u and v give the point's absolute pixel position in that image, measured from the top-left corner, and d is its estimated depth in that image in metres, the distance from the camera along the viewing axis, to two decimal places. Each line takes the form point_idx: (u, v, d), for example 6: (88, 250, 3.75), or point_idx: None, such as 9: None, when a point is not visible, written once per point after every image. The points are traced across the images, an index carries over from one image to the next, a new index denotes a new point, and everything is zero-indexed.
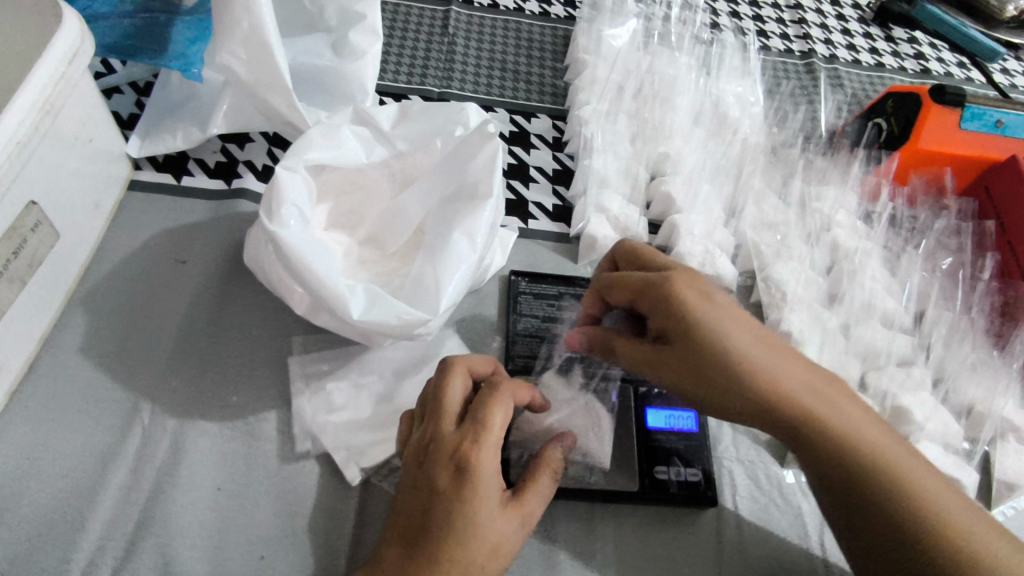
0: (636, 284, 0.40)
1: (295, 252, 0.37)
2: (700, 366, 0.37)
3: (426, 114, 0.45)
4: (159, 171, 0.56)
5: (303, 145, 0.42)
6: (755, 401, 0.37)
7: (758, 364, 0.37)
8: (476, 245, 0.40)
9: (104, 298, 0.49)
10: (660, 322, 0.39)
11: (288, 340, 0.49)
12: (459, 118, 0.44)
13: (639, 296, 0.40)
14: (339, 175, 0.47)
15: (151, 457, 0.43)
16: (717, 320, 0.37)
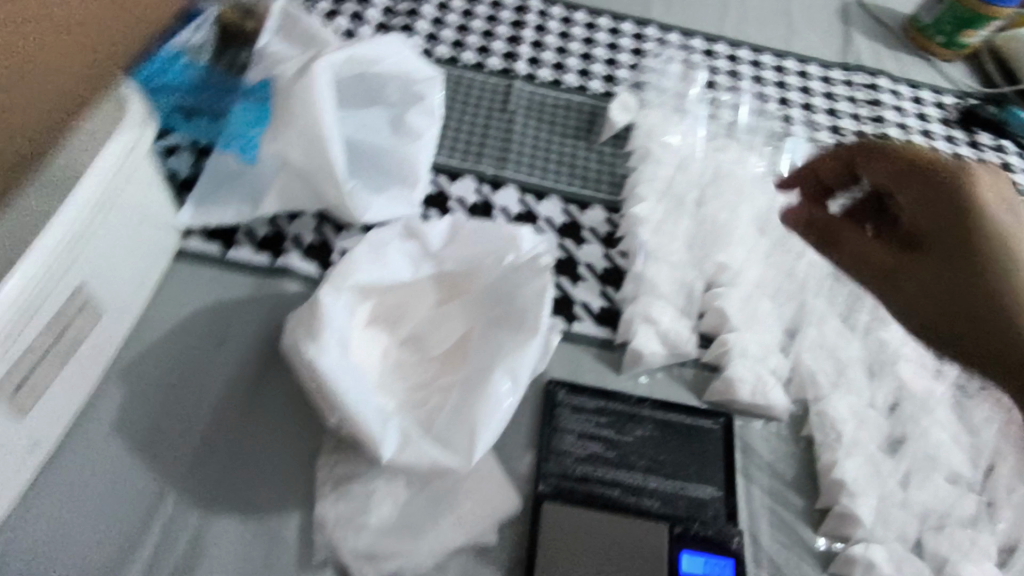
0: (888, 151, 0.47)
1: (330, 380, 0.37)
2: (957, 246, 0.44)
3: (478, 235, 0.45)
4: (208, 239, 0.56)
5: (348, 265, 0.41)
6: (998, 296, 0.44)
7: (998, 208, 0.44)
8: (520, 390, 0.38)
9: (142, 372, 0.49)
10: (919, 197, 0.45)
11: (313, 442, 0.48)
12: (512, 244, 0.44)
13: (908, 157, 0.46)
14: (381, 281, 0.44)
15: (171, 552, 0.44)
16: (982, 225, 0.44)
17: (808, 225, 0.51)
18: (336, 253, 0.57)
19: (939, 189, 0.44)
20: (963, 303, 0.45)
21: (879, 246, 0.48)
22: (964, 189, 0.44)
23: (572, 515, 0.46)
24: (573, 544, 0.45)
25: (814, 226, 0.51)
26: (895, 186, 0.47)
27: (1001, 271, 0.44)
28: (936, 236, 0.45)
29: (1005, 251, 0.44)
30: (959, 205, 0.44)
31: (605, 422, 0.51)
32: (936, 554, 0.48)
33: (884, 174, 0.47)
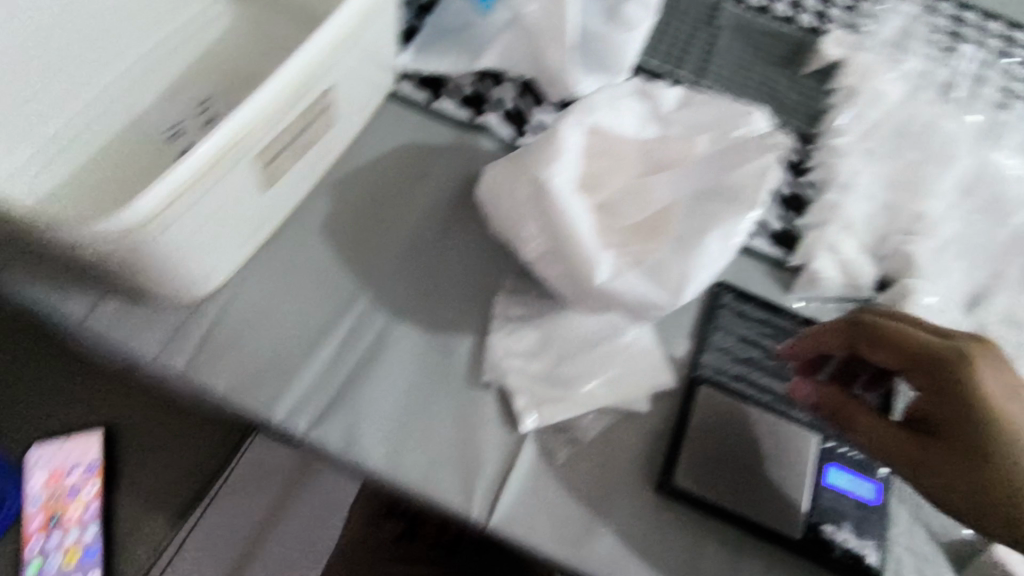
0: (901, 329, 0.42)
1: (558, 199, 0.39)
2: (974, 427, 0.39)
3: (705, 108, 0.45)
4: (417, 88, 0.59)
5: (588, 106, 0.43)
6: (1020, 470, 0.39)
7: None
8: (732, 248, 0.39)
9: (350, 186, 0.53)
10: (942, 382, 0.40)
11: (492, 282, 0.50)
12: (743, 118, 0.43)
13: (917, 353, 0.41)
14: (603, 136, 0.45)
15: (359, 342, 0.47)
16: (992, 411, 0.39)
17: (817, 406, 0.43)
18: (530, 124, 0.58)
19: (939, 373, 0.40)
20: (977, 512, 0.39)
21: (896, 432, 0.41)
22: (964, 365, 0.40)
23: (725, 402, 0.47)
24: (723, 428, 0.46)
25: (824, 407, 0.43)
26: (908, 371, 0.41)
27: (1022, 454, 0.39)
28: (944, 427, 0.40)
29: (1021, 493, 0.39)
30: (976, 417, 0.39)
31: (767, 332, 0.52)
32: None
33: (888, 353, 0.42)
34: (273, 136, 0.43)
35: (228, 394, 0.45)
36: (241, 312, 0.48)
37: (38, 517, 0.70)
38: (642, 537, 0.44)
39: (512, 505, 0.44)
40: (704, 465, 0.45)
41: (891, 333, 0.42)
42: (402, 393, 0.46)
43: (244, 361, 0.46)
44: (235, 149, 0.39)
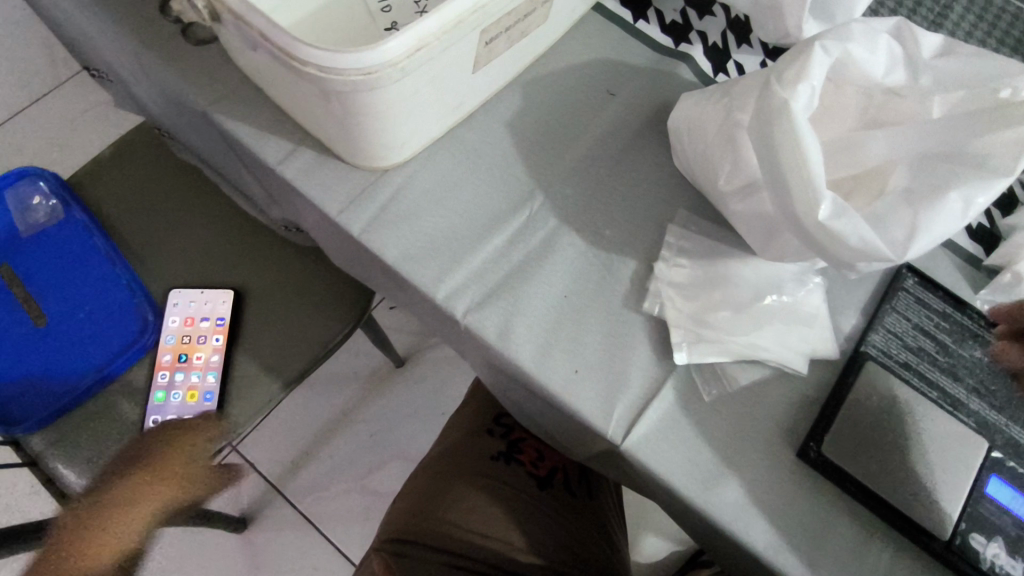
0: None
1: (794, 125, 0.36)
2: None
3: (976, 60, 0.40)
4: (623, 5, 0.57)
5: (845, 32, 0.39)
6: None
7: None
8: (968, 217, 0.37)
9: (540, 91, 0.53)
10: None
11: (667, 212, 0.49)
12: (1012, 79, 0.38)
13: None
14: (834, 75, 0.41)
15: (528, 240, 0.47)
16: None
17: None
18: (732, 63, 0.55)
19: None
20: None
21: None
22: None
23: (892, 384, 0.44)
24: (887, 409, 0.43)
25: None
26: None
27: None
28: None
29: None
30: None
31: (947, 326, 0.47)
32: None
33: None
34: (504, 14, 0.42)
35: (397, 261, 0.46)
36: (422, 187, 0.48)
37: (170, 353, 0.72)
38: (777, 499, 0.42)
39: (651, 432, 0.43)
40: (858, 443, 0.43)
41: None
42: (561, 298, 0.46)
43: (417, 233, 0.47)
44: (478, 14, 0.39)
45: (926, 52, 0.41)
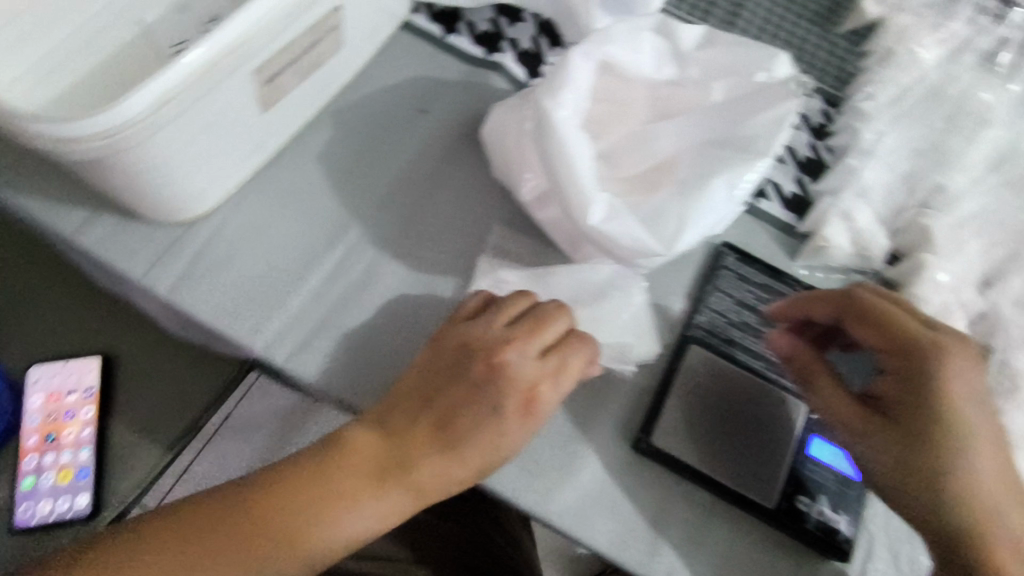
0: (882, 306, 0.39)
1: (557, 137, 0.37)
2: (913, 409, 0.37)
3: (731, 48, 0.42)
4: (432, 20, 0.57)
5: (602, 36, 0.40)
6: (965, 488, 0.36)
7: (987, 456, 0.36)
8: (733, 200, 0.38)
9: (350, 118, 0.52)
10: (909, 368, 0.38)
11: (488, 223, 0.49)
12: (765, 64, 0.40)
13: (899, 341, 0.38)
14: (607, 79, 0.43)
15: (346, 274, 0.46)
16: (969, 425, 0.36)
17: (790, 360, 0.43)
18: (546, 66, 0.56)
19: (917, 372, 0.37)
20: (912, 492, 0.36)
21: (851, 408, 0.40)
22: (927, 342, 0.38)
23: (712, 364, 0.47)
24: (708, 392, 0.45)
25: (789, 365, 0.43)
26: (886, 354, 0.39)
27: (972, 481, 0.36)
28: (894, 403, 0.38)
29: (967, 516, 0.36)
30: (945, 423, 0.36)
31: (766, 298, 0.50)
32: None
33: (869, 332, 0.40)
34: (276, 53, 0.41)
35: (209, 317, 0.44)
36: (231, 235, 0.47)
37: (35, 435, 0.66)
38: (612, 492, 0.44)
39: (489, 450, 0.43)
40: (687, 428, 0.45)
41: (869, 306, 0.40)
42: (383, 330, 0.45)
43: (228, 284, 0.45)
44: (231, 58, 0.37)
45: (688, 46, 0.43)
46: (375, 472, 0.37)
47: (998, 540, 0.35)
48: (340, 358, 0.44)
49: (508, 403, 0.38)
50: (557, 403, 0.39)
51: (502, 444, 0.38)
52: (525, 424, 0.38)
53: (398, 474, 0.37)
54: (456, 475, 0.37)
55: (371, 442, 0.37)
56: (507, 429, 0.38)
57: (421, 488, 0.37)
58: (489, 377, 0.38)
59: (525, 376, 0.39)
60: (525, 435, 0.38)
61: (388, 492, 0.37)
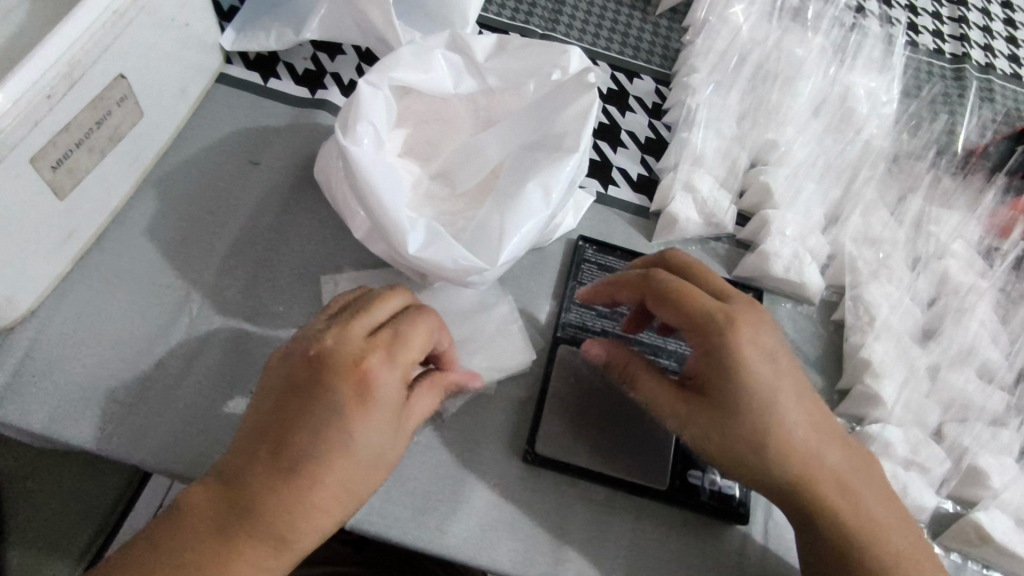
0: (676, 286, 0.39)
1: (361, 173, 0.36)
2: (720, 378, 0.38)
3: (526, 50, 0.42)
4: (249, 69, 0.55)
5: (390, 61, 0.39)
6: (779, 441, 0.38)
7: (792, 406, 0.38)
8: (551, 202, 0.38)
9: (175, 184, 0.49)
10: (710, 345, 0.38)
11: (338, 264, 0.48)
12: (559, 61, 0.42)
13: (695, 319, 0.39)
14: (424, 101, 0.45)
15: (194, 349, 0.44)
16: (771, 383, 0.38)
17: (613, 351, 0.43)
18: None
19: (716, 347, 0.38)
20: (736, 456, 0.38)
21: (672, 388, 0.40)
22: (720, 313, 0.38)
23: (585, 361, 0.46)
24: (586, 389, 0.45)
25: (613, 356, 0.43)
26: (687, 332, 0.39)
27: (783, 433, 0.38)
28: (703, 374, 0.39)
29: (787, 466, 0.38)
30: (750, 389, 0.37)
31: None
32: (956, 442, 0.47)
33: (669, 313, 0.40)
34: (51, 137, 0.38)
35: (42, 427, 0.40)
36: (55, 333, 0.43)
37: None
38: (508, 514, 0.42)
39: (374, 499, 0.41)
40: (571, 429, 0.44)
41: (664, 289, 0.40)
42: (222, 400, 0.43)
43: (52, 389, 0.41)
44: None
45: (482, 55, 0.42)
46: (223, 517, 0.33)
47: (818, 477, 0.38)
48: (179, 441, 0.41)
49: (330, 395, 0.34)
50: (394, 381, 0.35)
51: (342, 439, 0.33)
52: (367, 409, 0.34)
53: (247, 513, 0.33)
54: (310, 493, 0.33)
55: (212, 486, 0.34)
56: (347, 422, 0.33)
57: (278, 518, 0.32)
58: (310, 376, 0.35)
59: (344, 359, 0.35)
60: (370, 420, 0.34)
61: (246, 533, 0.32)
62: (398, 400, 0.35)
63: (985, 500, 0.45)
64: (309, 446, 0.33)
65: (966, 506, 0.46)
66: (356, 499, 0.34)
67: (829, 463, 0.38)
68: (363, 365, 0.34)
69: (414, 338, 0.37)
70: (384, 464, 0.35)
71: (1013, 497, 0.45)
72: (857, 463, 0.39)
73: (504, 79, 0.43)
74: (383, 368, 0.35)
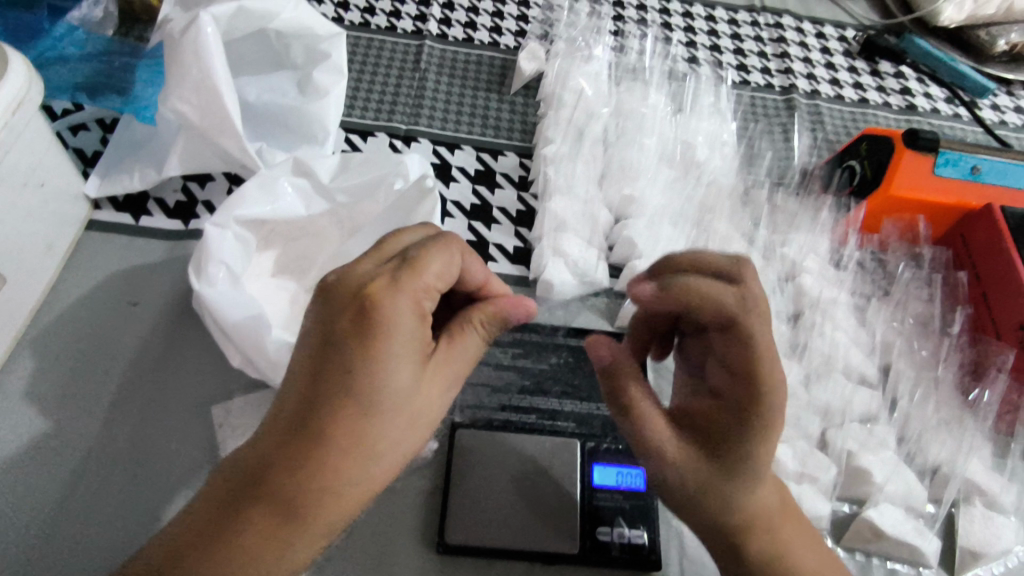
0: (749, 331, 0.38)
1: (219, 313, 0.39)
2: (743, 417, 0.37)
3: (366, 165, 0.46)
4: (120, 211, 0.56)
5: (235, 201, 0.42)
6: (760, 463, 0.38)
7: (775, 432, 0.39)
8: None
9: (52, 340, 0.49)
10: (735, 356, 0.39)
11: (229, 390, 0.49)
12: (399, 171, 0.46)
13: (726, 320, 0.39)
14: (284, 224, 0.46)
15: (84, 506, 0.43)
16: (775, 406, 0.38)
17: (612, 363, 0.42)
18: None
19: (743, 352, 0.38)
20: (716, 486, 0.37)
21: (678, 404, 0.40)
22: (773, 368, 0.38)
23: (482, 439, 0.48)
24: (487, 466, 0.46)
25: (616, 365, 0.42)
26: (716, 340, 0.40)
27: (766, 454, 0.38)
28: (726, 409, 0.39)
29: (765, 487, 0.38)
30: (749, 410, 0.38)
31: (519, 352, 0.52)
32: (839, 446, 0.50)
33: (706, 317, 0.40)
34: None
35: None
36: None
37: None
38: None
39: None
40: (480, 509, 0.45)
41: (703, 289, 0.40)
42: (78, 551, 0.42)
43: None
44: None
45: (326, 177, 0.46)
46: (238, 487, 0.32)
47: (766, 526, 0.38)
48: None
49: (341, 328, 0.33)
50: (402, 311, 0.33)
51: (353, 372, 0.32)
52: (377, 347, 0.32)
53: (269, 463, 0.32)
54: (324, 439, 0.32)
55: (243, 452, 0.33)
56: (356, 362, 0.32)
57: (297, 468, 0.31)
58: (322, 319, 0.33)
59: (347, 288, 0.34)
60: (383, 358, 0.33)
61: (256, 500, 0.31)
62: (410, 337, 0.34)
63: (873, 496, 0.48)
64: (323, 389, 0.32)
65: (858, 504, 0.49)
66: (374, 449, 0.33)
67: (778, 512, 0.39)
68: (370, 299, 0.33)
69: (423, 268, 0.35)
70: (398, 407, 0.33)
71: (897, 488, 0.48)
72: (792, 510, 0.40)
73: (352, 195, 0.46)
74: (390, 300, 0.33)
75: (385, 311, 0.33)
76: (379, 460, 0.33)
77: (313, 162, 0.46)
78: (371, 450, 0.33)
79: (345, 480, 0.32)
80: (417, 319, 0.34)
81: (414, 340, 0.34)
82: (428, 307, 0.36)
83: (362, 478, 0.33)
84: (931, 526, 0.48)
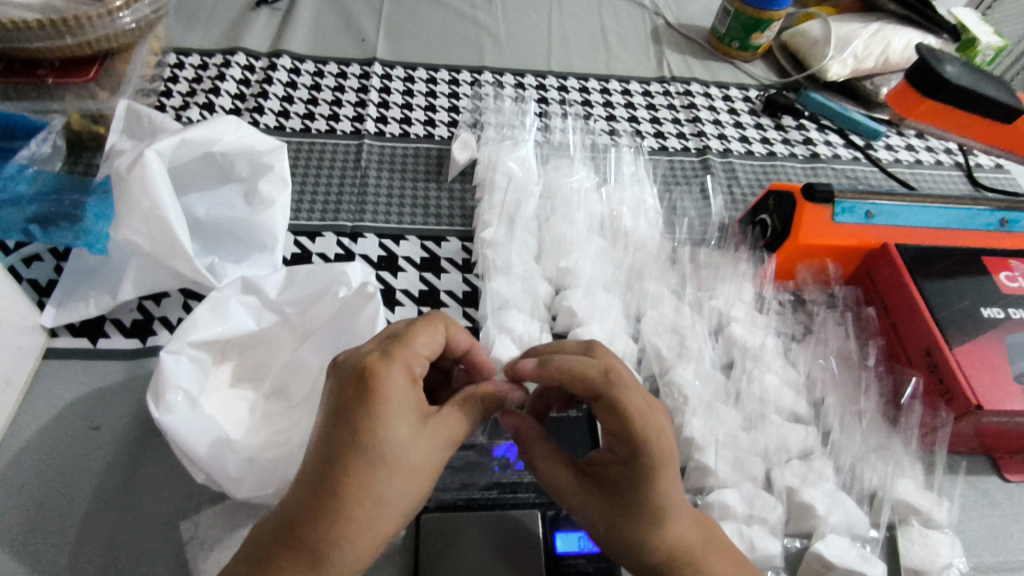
0: (620, 404, 0.38)
1: (178, 437, 0.40)
2: (635, 470, 0.39)
3: (311, 277, 0.49)
4: (77, 336, 0.58)
5: (188, 327, 0.45)
6: (656, 507, 0.39)
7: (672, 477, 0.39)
8: None
9: (13, 475, 0.50)
10: (612, 417, 0.39)
11: (195, 504, 0.50)
12: (342, 279, 0.49)
13: (598, 393, 0.40)
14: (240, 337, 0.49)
15: None
16: (663, 457, 0.39)
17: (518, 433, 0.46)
18: None
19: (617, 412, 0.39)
20: (618, 527, 0.40)
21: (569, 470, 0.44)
22: (646, 426, 0.38)
23: (447, 523, 0.49)
24: (453, 543, 0.48)
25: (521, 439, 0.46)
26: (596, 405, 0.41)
27: (657, 498, 0.39)
28: (618, 460, 0.41)
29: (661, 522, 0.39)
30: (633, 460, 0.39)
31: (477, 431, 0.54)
32: (783, 484, 0.53)
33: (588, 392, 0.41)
34: None
35: None
36: None
37: None
38: None
39: None
40: None
41: (577, 369, 0.40)
42: None
43: None
44: None
45: (274, 292, 0.49)
46: (270, 541, 0.33)
47: (684, 557, 0.40)
48: None
49: (348, 394, 0.36)
50: (397, 375, 0.36)
51: (360, 431, 0.34)
52: (379, 407, 0.35)
53: (297, 522, 0.33)
54: (341, 493, 0.33)
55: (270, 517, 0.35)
56: (363, 423, 0.35)
57: (319, 521, 0.33)
58: (331, 394, 0.37)
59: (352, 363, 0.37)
60: (387, 416, 0.35)
61: (287, 552, 0.33)
62: (407, 396, 0.36)
63: (819, 528, 0.51)
64: (337, 447, 0.34)
65: (808, 537, 0.52)
66: (388, 499, 0.35)
67: (696, 539, 0.40)
68: (369, 366, 0.36)
69: (411, 340, 0.39)
70: (405, 461, 0.35)
71: (840, 518, 0.51)
72: (713, 536, 0.41)
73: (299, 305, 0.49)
74: (386, 367, 0.36)
75: (385, 376, 0.36)
76: (390, 511, 0.35)
77: (259, 279, 0.49)
78: (383, 498, 0.34)
79: (361, 529, 0.34)
80: (412, 382, 0.37)
81: (410, 399, 0.37)
82: (419, 372, 0.39)
83: (377, 527, 0.34)
84: (877, 550, 0.52)
